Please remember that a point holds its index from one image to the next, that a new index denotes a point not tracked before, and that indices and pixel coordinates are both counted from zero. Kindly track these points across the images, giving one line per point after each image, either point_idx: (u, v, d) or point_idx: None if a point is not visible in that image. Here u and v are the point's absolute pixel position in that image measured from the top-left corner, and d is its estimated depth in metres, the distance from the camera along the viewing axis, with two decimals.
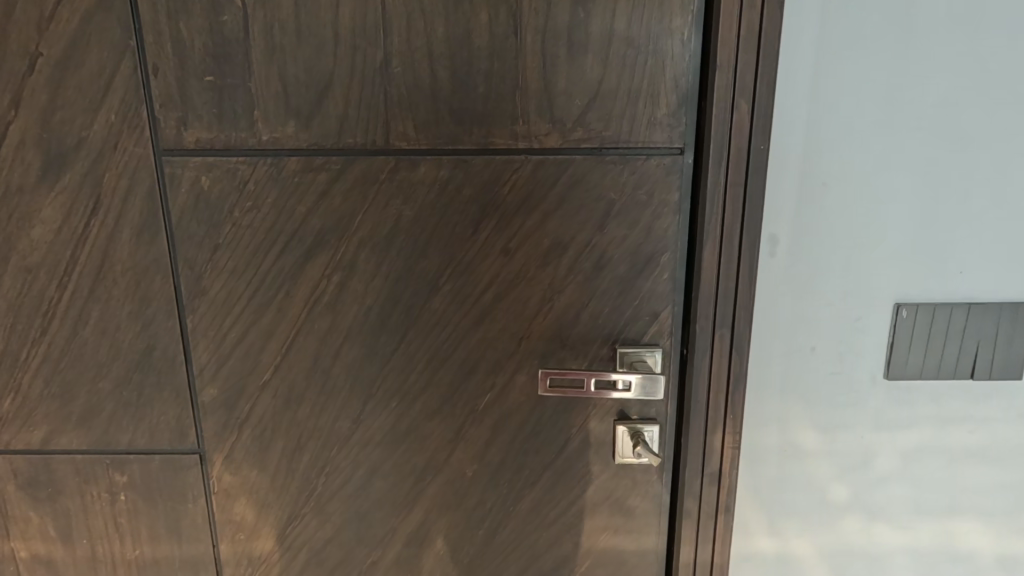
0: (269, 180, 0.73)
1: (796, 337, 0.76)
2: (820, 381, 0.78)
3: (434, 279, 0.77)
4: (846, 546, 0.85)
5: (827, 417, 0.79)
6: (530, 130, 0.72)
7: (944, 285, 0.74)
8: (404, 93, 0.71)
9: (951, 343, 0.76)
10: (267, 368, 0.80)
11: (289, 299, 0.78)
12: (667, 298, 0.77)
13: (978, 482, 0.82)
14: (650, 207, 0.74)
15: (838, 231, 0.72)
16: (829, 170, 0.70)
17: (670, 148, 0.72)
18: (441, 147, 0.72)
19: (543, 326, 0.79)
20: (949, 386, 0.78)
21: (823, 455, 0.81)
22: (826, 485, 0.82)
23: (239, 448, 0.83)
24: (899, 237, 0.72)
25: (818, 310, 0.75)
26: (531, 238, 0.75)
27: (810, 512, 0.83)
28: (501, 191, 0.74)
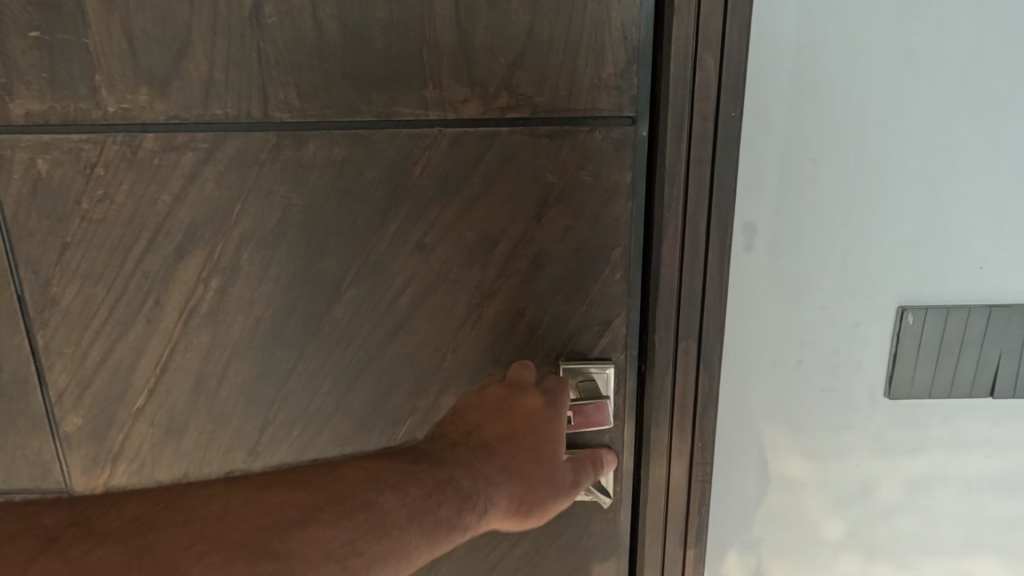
0: (122, 163, 0.59)
1: (778, 350, 0.62)
2: (807, 402, 0.64)
3: (335, 282, 0.62)
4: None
5: (816, 444, 0.65)
6: (443, 96, 0.57)
7: (961, 285, 0.59)
8: (282, 50, 0.56)
9: (967, 355, 0.61)
10: (140, 392, 0.66)
11: (160, 308, 0.63)
12: (621, 302, 0.63)
13: (999, 517, 0.68)
14: (596, 192, 0.60)
15: (831, 217, 0.57)
16: (821, 141, 0.55)
17: (620, 118, 0.58)
18: (333, 119, 0.58)
19: (471, 338, 0.64)
20: (965, 406, 0.64)
21: (812, 488, 0.67)
22: (815, 522, 0.69)
23: (115, 486, 0.70)
24: (907, 226, 0.58)
25: (806, 316, 0.61)
26: (450, 230, 0.61)
27: (797, 552, 0.70)
28: (411, 174, 0.59)
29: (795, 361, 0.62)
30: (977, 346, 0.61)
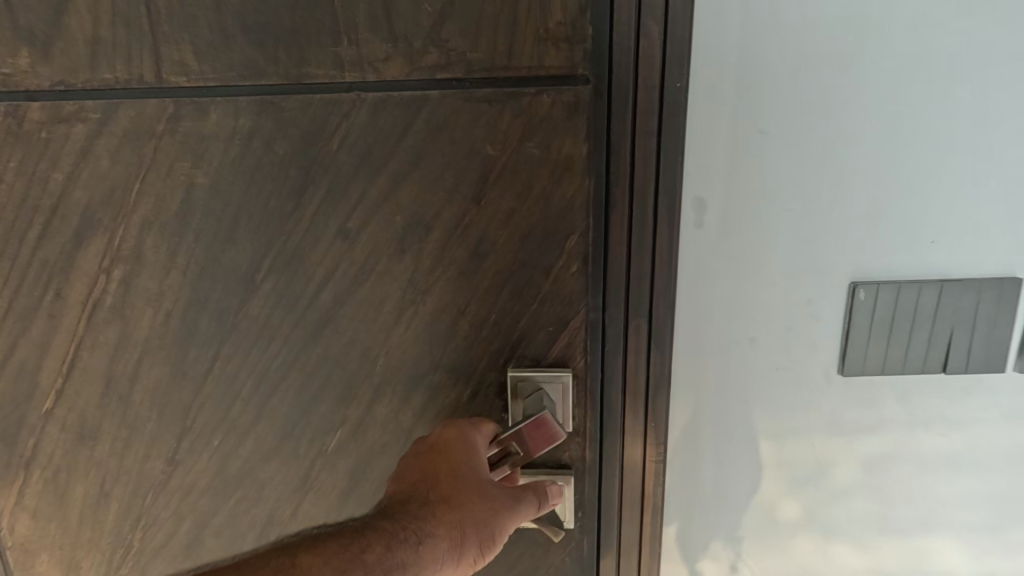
0: (8, 136, 0.52)
1: (723, 328, 0.55)
2: (758, 382, 0.57)
3: (249, 274, 0.55)
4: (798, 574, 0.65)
5: (765, 428, 0.59)
6: (361, 55, 0.48)
7: (923, 258, 0.52)
8: (173, 2, 0.48)
9: (918, 331, 0.55)
10: (48, 393, 0.60)
11: (62, 301, 0.57)
12: (579, 300, 0.53)
13: (964, 494, 0.61)
14: (546, 167, 0.50)
15: (778, 172, 0.50)
16: (768, 92, 0.48)
17: (572, 77, 0.48)
18: (235, 83, 0.50)
19: (404, 341, 0.55)
20: (930, 386, 0.57)
21: (764, 469, 0.61)
22: (770, 503, 0.62)
23: (30, 493, 0.64)
24: (865, 191, 0.50)
25: (753, 293, 0.54)
26: (376, 214, 0.52)
27: (749, 538, 0.63)
28: (327, 147, 0.51)
29: (743, 343, 0.56)
30: (939, 319, 0.55)
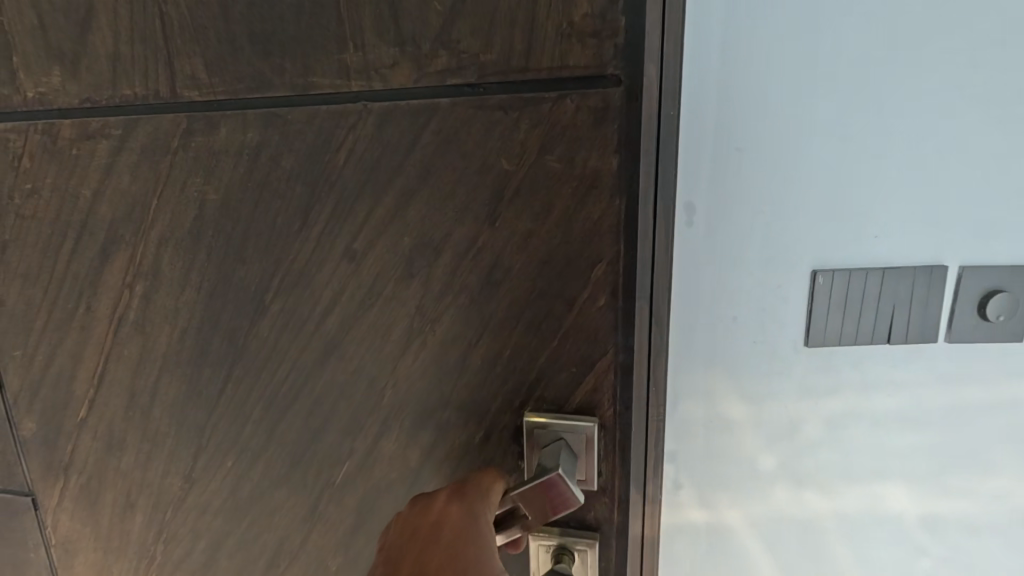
0: (45, 154, 0.53)
1: (688, 302, 0.56)
2: (727, 353, 0.57)
3: (258, 294, 0.52)
4: (769, 523, 0.63)
5: (732, 391, 0.59)
6: (368, 61, 0.44)
7: (871, 251, 0.53)
8: (185, 14, 0.46)
9: (866, 310, 0.55)
10: (82, 402, 0.61)
11: (89, 311, 0.58)
12: (606, 337, 0.46)
13: (932, 443, 0.59)
14: (573, 183, 0.43)
15: (752, 137, 0.50)
16: (740, 70, 0.48)
17: (599, 79, 0.41)
18: (244, 95, 0.47)
19: (412, 372, 0.50)
20: (893, 366, 0.57)
21: (734, 426, 0.60)
22: (738, 457, 0.61)
23: (68, 496, 0.66)
24: (822, 176, 0.51)
25: (720, 273, 0.54)
26: (383, 233, 0.47)
27: (717, 490, 0.63)
28: (333, 162, 0.47)
29: (711, 319, 0.56)
30: (889, 301, 0.55)
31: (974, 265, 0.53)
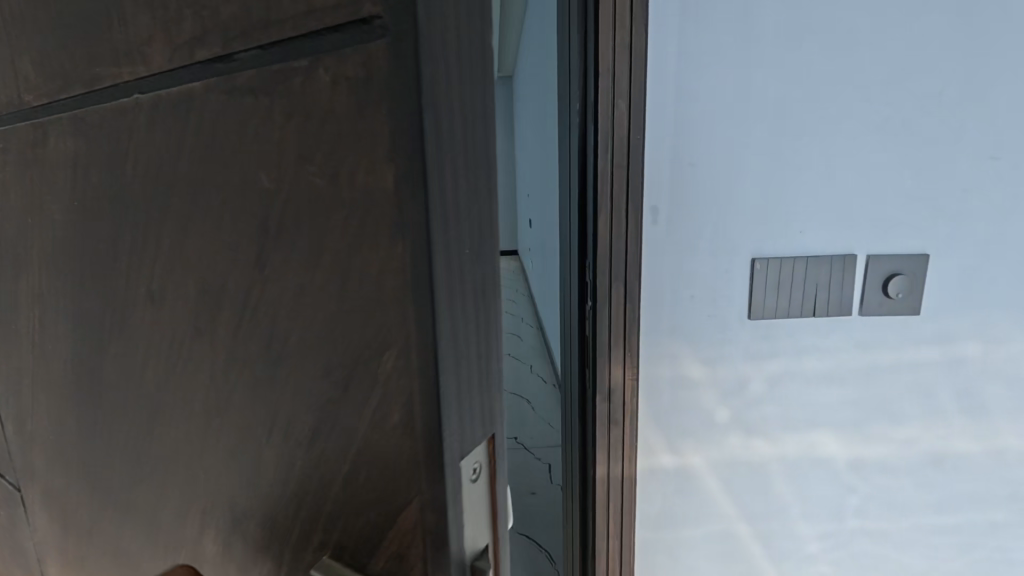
0: None
1: (653, 283, 0.73)
2: (685, 325, 0.74)
3: (99, 330, 0.46)
4: (729, 466, 0.79)
5: (693, 350, 0.75)
6: (130, 38, 0.34)
7: (797, 241, 0.71)
8: (18, 9, 0.41)
9: (799, 287, 0.72)
10: (18, 417, 0.61)
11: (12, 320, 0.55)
12: (411, 471, 0.29)
13: (849, 398, 0.76)
14: (339, 219, 0.27)
15: (700, 159, 0.69)
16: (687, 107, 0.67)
17: (354, 36, 0.24)
18: (57, 97, 0.41)
19: (217, 454, 0.39)
20: (821, 336, 0.74)
21: (701, 385, 0.76)
22: (705, 410, 0.77)
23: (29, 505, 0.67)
24: (753, 189, 0.70)
25: (677, 264, 0.72)
26: (173, 272, 0.38)
27: (683, 438, 0.78)
28: (124, 171, 0.38)
29: (667, 304, 0.73)
30: (813, 280, 0.72)
31: (878, 252, 0.72)
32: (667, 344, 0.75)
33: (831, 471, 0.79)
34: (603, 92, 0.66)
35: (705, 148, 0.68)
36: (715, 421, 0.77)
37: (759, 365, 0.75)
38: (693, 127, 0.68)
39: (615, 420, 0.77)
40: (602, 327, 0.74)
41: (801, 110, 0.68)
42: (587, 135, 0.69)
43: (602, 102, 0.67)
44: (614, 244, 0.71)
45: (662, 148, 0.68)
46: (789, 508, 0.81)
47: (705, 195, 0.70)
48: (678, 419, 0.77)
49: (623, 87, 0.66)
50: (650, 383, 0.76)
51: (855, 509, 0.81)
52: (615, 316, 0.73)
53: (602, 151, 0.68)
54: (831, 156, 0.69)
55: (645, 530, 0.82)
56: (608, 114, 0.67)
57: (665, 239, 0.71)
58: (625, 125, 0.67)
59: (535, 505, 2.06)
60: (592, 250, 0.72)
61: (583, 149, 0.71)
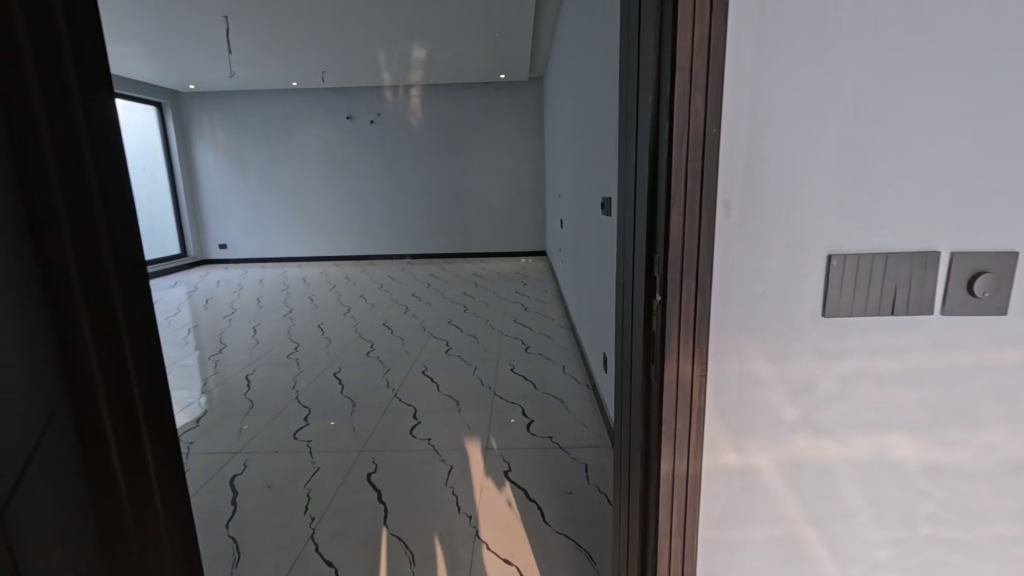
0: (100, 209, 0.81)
1: (726, 280, 0.72)
2: (755, 321, 0.74)
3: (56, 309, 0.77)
4: (796, 466, 0.78)
5: (763, 347, 0.75)
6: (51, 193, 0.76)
7: (874, 238, 0.71)
8: None
9: (876, 284, 0.72)
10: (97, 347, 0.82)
11: (89, 329, 0.81)
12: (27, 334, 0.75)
13: (923, 400, 0.75)
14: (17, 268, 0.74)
15: (776, 156, 0.69)
16: (765, 104, 0.67)
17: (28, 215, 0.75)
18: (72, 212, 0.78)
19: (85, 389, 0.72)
20: (897, 335, 0.74)
21: (770, 383, 0.76)
22: (775, 407, 0.77)
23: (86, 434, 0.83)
24: (831, 185, 0.70)
25: (752, 259, 0.72)
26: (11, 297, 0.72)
27: (749, 437, 0.78)
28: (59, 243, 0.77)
29: (738, 302, 0.73)
30: (892, 278, 0.71)
31: (961, 250, 0.71)
32: (734, 342, 0.74)
33: (901, 475, 0.78)
34: (680, 86, 0.66)
35: (778, 146, 0.69)
36: (784, 420, 0.77)
37: (831, 365, 0.75)
38: (765, 125, 0.68)
39: (684, 418, 0.76)
40: (673, 321, 0.73)
41: (880, 106, 0.68)
42: (661, 131, 0.70)
43: (679, 97, 0.67)
44: (686, 238, 0.70)
45: (735, 145, 0.69)
46: (856, 512, 0.80)
47: (779, 191, 0.70)
48: (744, 418, 0.77)
49: (700, 82, 0.66)
50: (718, 380, 0.76)
51: (926, 514, 0.79)
52: (687, 311, 0.73)
53: (677, 142, 0.68)
54: (912, 150, 0.69)
55: (708, 531, 0.81)
56: (684, 109, 0.67)
57: (736, 234, 0.71)
58: (701, 121, 0.67)
59: (573, 507, 2.06)
60: (664, 244, 0.72)
61: (656, 145, 0.71)
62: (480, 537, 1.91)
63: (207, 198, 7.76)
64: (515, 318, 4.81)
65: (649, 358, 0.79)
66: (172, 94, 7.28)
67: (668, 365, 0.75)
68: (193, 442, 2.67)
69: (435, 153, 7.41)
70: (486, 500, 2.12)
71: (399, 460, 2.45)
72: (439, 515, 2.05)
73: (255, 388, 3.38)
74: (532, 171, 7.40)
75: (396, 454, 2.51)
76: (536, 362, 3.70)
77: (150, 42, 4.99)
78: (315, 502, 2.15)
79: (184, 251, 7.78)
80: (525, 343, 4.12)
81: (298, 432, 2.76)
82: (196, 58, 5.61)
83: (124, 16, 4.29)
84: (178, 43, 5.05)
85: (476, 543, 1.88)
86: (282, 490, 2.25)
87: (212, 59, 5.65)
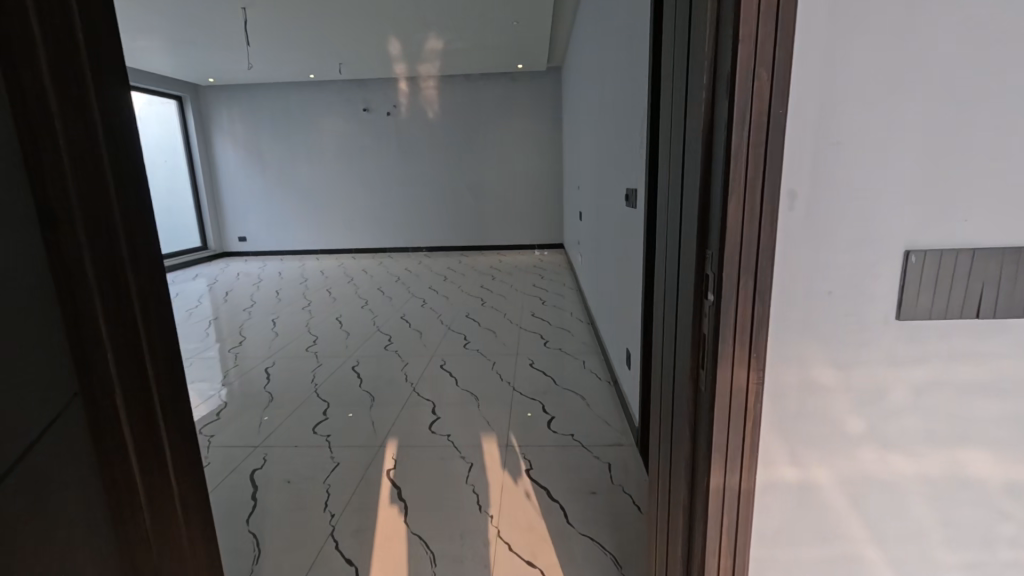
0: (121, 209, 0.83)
1: (788, 279, 0.65)
2: (819, 325, 0.67)
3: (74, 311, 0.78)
4: (860, 481, 0.71)
5: (828, 353, 0.68)
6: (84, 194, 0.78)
7: (960, 232, 0.63)
8: None
9: (960, 284, 0.64)
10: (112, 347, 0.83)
11: (104, 328, 0.81)
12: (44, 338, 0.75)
13: (1008, 412, 0.68)
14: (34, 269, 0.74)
15: (848, 141, 0.62)
16: (837, 82, 0.60)
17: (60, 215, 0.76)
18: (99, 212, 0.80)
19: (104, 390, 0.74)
20: (979, 340, 0.66)
21: (834, 392, 0.69)
22: (839, 418, 0.70)
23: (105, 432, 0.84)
24: (912, 173, 0.62)
25: (818, 256, 0.65)
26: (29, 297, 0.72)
27: (809, 451, 0.71)
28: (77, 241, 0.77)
29: (800, 303, 0.66)
30: (979, 276, 0.64)
31: None
32: (796, 348, 0.67)
33: (979, 493, 0.71)
34: (743, 62, 0.59)
35: (852, 128, 0.61)
36: (850, 432, 0.70)
37: (904, 372, 0.68)
38: (837, 104, 0.61)
39: (738, 429, 0.69)
40: (727, 323, 0.66)
41: (972, 83, 0.60)
42: (718, 113, 0.63)
43: (741, 73, 0.59)
44: (744, 231, 0.63)
45: (802, 129, 0.61)
46: (926, 532, 0.73)
47: (850, 181, 0.63)
48: (804, 429, 0.70)
49: (766, 57, 0.59)
50: (775, 388, 0.69)
51: (1005, 535, 0.72)
52: (744, 312, 0.66)
53: (736, 124, 0.61)
54: (1007, 133, 0.61)
55: (761, 548, 0.75)
56: (747, 87, 0.60)
57: (801, 226, 0.64)
58: (766, 100, 0.60)
59: (596, 507, 2.01)
60: (720, 238, 0.65)
61: (711, 129, 0.65)
62: (502, 538, 1.86)
63: (226, 191, 7.82)
64: (534, 312, 4.74)
65: (697, 362, 0.73)
66: (192, 88, 7.33)
67: (721, 372, 0.68)
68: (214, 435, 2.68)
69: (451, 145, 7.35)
70: (508, 499, 2.08)
71: (419, 456, 2.42)
72: (459, 514, 2.01)
73: (275, 381, 3.39)
74: (549, 162, 7.30)
75: (416, 450, 2.47)
76: (556, 357, 3.64)
77: (170, 35, 5.00)
78: (335, 498, 2.13)
79: (205, 244, 7.86)
80: (544, 338, 4.06)
81: (317, 426, 2.75)
82: (215, 51, 5.63)
83: (144, 10, 4.30)
84: (197, 36, 5.05)
85: (498, 543, 1.84)
86: (302, 484, 2.23)
87: (230, 52, 5.66)
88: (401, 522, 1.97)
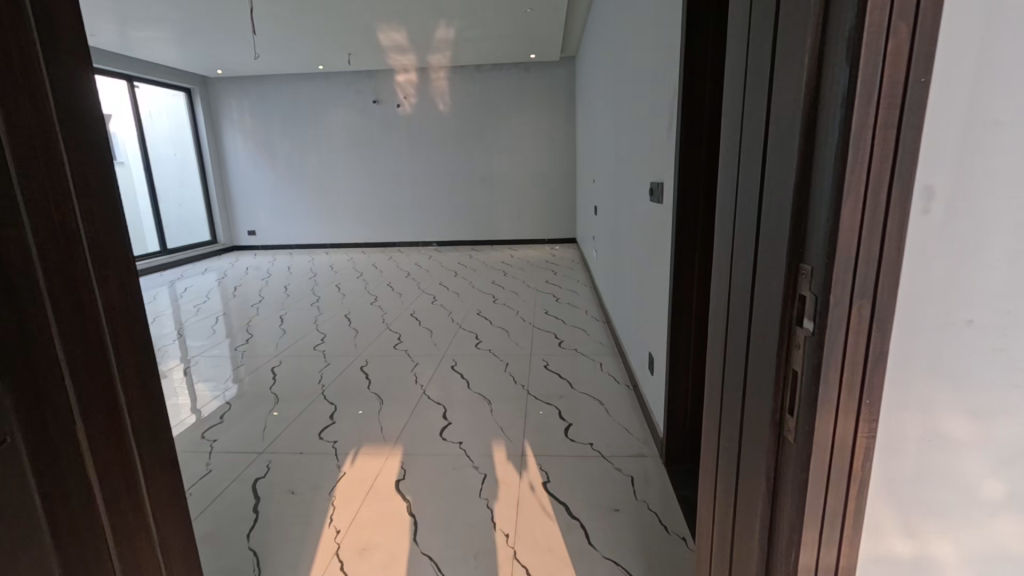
0: (85, 214, 0.76)
1: (918, 304, 0.50)
2: (954, 363, 0.51)
3: (28, 329, 0.68)
4: (992, 557, 0.56)
5: (961, 399, 0.52)
6: (46, 197, 0.70)
7: None
8: None
9: None
10: (68, 367, 0.73)
11: (62, 348, 0.72)
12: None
13: None
14: None
15: (1012, 122, 0.46)
16: (1001, 42, 0.44)
17: (27, 224, 0.68)
18: (65, 218, 0.73)
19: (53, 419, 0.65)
20: None
21: (967, 447, 0.53)
22: (971, 481, 0.54)
23: (66, 465, 0.73)
24: None
25: (960, 274, 0.49)
26: None
27: (929, 520, 0.56)
28: (38, 251, 0.69)
29: (930, 336, 0.51)
30: None
31: None
32: (920, 393, 0.52)
33: None
34: (875, 15, 0.43)
35: (1018, 103, 0.45)
36: (985, 497, 0.55)
37: None
38: (999, 72, 0.45)
39: (839, 493, 0.54)
40: (833, 361, 0.51)
41: None
42: (830, 87, 0.47)
43: (872, 31, 0.44)
44: (863, 242, 0.48)
45: (949, 105, 0.45)
46: None
47: (1009, 175, 0.47)
48: (923, 494, 0.55)
49: (907, 7, 0.43)
50: (890, 442, 0.53)
51: None
52: (855, 345, 0.50)
53: (860, 98, 0.45)
54: None
55: None
56: (879, 49, 0.44)
57: (939, 235, 0.48)
58: (903, 67, 0.44)
59: (620, 526, 1.86)
60: (828, 251, 0.49)
61: (817, 109, 0.49)
62: (520, 560, 1.73)
63: (235, 184, 7.74)
64: (547, 310, 4.60)
65: (782, 405, 0.58)
66: (201, 80, 7.25)
67: (820, 423, 0.53)
68: (216, 439, 2.58)
69: (462, 138, 7.20)
70: (524, 515, 1.94)
71: (429, 466, 2.29)
72: (473, 531, 1.88)
73: (281, 380, 3.29)
74: (562, 155, 7.12)
75: (426, 459, 2.35)
76: (571, 358, 3.49)
77: (176, 26, 4.89)
78: (342, 512, 2.01)
79: (214, 238, 7.79)
80: (558, 337, 3.91)
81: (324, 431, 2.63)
82: (222, 42, 5.52)
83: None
84: (203, 26, 4.93)
85: (515, 566, 1.70)
86: (307, 495, 2.12)
87: (237, 42, 5.55)
88: (410, 539, 1.85)
